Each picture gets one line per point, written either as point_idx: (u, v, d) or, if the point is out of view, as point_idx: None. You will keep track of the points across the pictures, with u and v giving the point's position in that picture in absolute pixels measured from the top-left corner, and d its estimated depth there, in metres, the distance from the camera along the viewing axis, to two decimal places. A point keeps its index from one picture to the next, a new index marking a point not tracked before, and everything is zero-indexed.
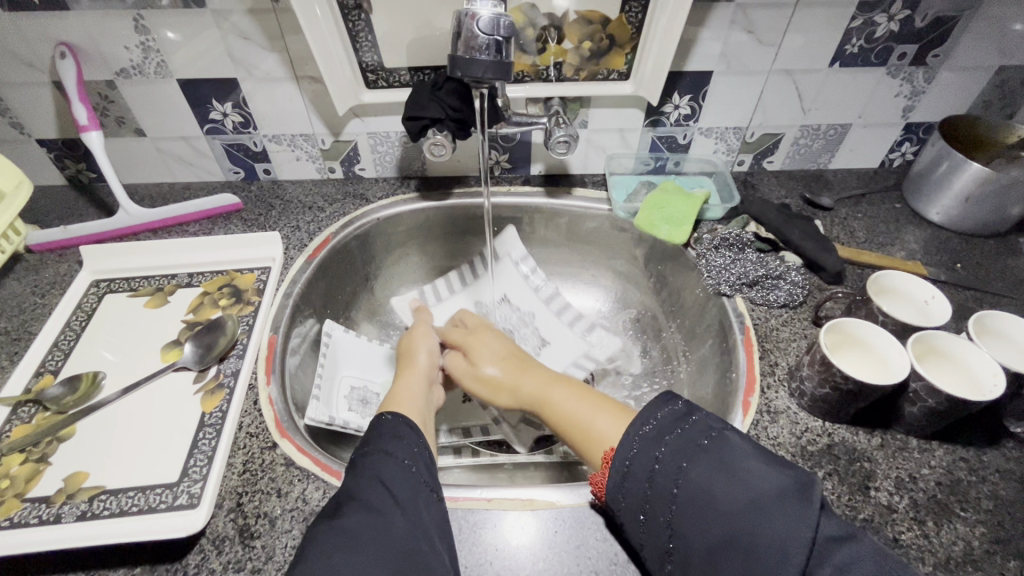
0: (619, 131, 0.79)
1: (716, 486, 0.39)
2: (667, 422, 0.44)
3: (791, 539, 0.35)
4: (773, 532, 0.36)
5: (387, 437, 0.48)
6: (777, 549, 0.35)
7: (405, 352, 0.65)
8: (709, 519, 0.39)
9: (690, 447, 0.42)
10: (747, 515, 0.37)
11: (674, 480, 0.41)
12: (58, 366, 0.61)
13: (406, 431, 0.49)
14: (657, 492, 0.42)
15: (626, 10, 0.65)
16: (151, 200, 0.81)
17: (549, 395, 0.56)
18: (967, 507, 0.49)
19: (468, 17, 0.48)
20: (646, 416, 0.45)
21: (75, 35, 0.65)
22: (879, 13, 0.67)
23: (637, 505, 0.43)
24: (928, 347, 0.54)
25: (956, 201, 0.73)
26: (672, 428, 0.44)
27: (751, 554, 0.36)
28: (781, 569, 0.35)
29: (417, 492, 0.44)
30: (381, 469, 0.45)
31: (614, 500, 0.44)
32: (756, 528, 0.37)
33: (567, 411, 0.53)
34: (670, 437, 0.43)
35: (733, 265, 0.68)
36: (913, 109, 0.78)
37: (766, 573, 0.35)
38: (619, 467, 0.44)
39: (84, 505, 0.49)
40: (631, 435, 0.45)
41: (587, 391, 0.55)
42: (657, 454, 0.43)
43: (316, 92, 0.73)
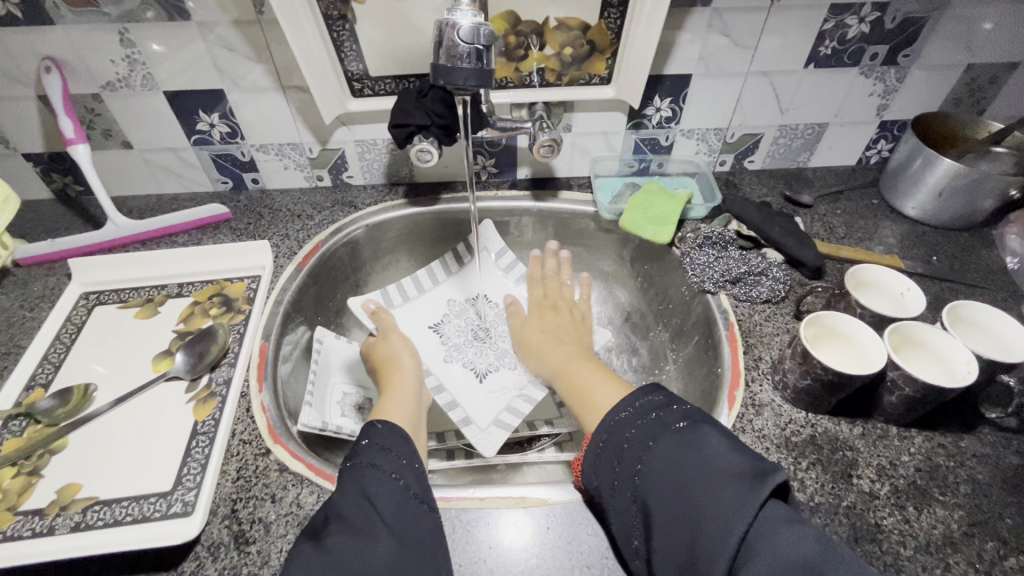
0: (603, 134, 0.81)
1: (673, 462, 0.41)
2: (644, 407, 0.47)
3: (730, 511, 0.37)
4: (717, 504, 0.37)
5: (374, 449, 0.48)
6: (718, 521, 0.37)
7: (386, 359, 0.66)
8: (665, 492, 0.41)
9: (660, 430, 0.44)
10: (696, 488, 0.39)
11: (639, 457, 0.44)
12: (49, 380, 0.61)
13: (395, 439, 0.50)
14: (624, 469, 0.45)
15: (605, 16, 0.67)
16: (140, 211, 0.81)
17: (569, 367, 0.64)
18: (946, 492, 0.51)
19: (449, 27, 0.50)
20: (626, 403, 0.48)
21: (60, 49, 0.65)
22: (850, 15, 0.69)
23: (608, 482, 0.46)
24: (904, 337, 0.56)
25: (930, 196, 0.75)
26: (646, 412, 0.46)
27: (695, 525, 0.38)
28: (718, 542, 0.36)
29: (405, 504, 0.45)
30: (367, 484, 0.45)
31: (589, 476, 0.47)
32: (703, 502, 0.38)
33: (580, 380, 0.60)
34: (642, 421, 0.46)
35: (716, 263, 0.70)
36: (887, 108, 0.80)
37: (704, 544, 0.36)
38: (596, 446, 0.47)
39: (78, 516, 0.50)
40: (609, 419, 0.48)
41: (601, 367, 0.62)
42: (628, 433, 0.46)
43: (303, 102, 0.74)
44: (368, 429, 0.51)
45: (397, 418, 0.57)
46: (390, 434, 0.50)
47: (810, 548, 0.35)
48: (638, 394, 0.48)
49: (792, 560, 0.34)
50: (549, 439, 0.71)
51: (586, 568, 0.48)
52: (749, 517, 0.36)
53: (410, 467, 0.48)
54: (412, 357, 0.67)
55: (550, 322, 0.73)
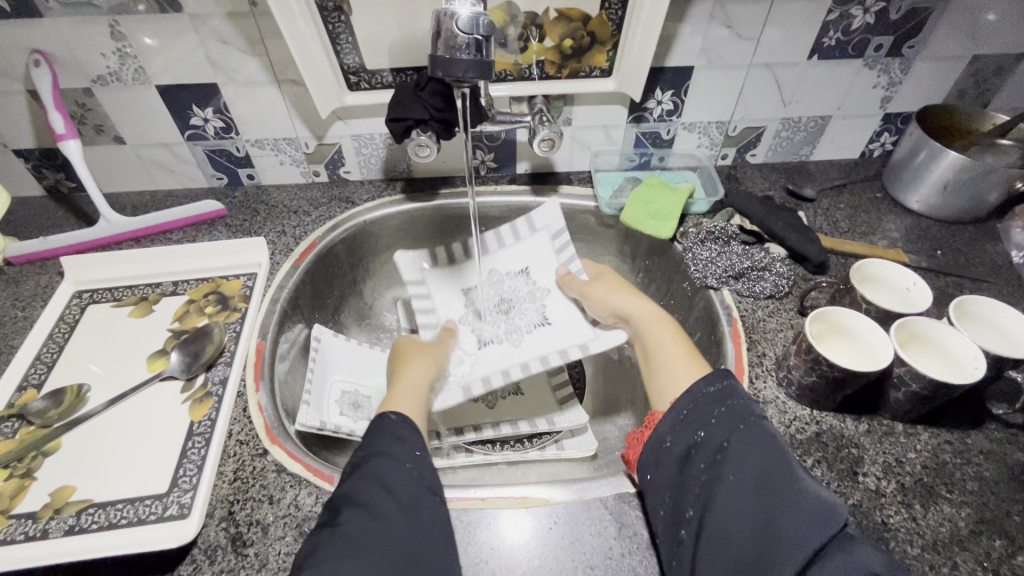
0: (603, 128, 0.80)
1: (761, 449, 0.41)
2: (732, 390, 0.47)
3: (816, 512, 0.37)
4: (804, 503, 0.37)
5: (387, 437, 0.48)
6: (801, 519, 0.37)
7: (397, 356, 0.65)
8: (751, 474, 0.40)
9: (748, 416, 0.44)
10: (790, 483, 0.39)
11: (724, 435, 0.43)
12: (42, 380, 0.60)
13: (407, 431, 0.49)
14: (705, 442, 0.44)
15: (605, 7, 0.66)
16: (133, 208, 0.80)
17: (653, 326, 0.61)
18: (953, 489, 0.50)
19: (447, 16, 0.48)
20: (715, 378, 0.48)
21: (49, 42, 0.64)
22: (854, 6, 0.67)
23: (681, 449, 0.45)
24: (911, 333, 0.55)
25: (935, 189, 0.74)
26: (738, 393, 0.46)
27: (773, 516, 0.38)
28: (798, 540, 0.36)
29: (419, 492, 0.44)
30: (380, 469, 0.45)
31: (662, 438, 0.47)
32: (786, 496, 0.38)
33: (659, 347, 0.58)
34: (731, 402, 0.45)
35: (718, 258, 0.69)
36: (891, 100, 0.79)
37: (782, 538, 0.36)
38: (676, 415, 0.47)
39: (72, 519, 0.49)
40: (694, 391, 0.48)
41: (676, 333, 0.59)
42: (714, 414, 0.45)
43: (298, 96, 0.72)
44: (379, 422, 0.50)
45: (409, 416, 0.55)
46: (402, 424, 0.50)
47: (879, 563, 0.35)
48: (727, 378, 0.48)
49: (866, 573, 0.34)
50: (549, 437, 0.69)
51: (589, 569, 0.47)
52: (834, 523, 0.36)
53: (422, 457, 0.47)
54: (421, 360, 0.64)
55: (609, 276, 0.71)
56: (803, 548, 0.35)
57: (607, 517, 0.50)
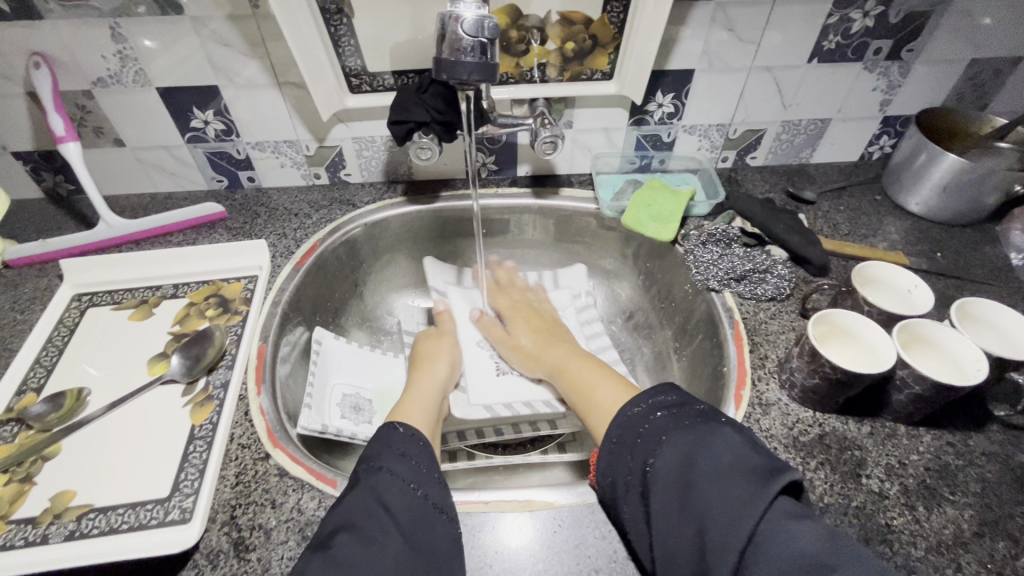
0: (604, 131, 0.80)
1: (685, 458, 0.41)
2: (659, 404, 0.47)
3: (739, 507, 0.36)
4: (726, 499, 0.37)
5: (393, 454, 0.48)
6: (726, 516, 0.36)
7: (426, 354, 0.68)
8: (678, 486, 0.40)
9: (671, 426, 0.44)
10: (709, 482, 0.38)
11: (652, 453, 0.43)
12: (41, 384, 0.60)
13: (415, 447, 0.49)
14: (636, 465, 0.44)
15: (607, 10, 0.66)
16: (133, 211, 0.80)
17: (570, 366, 0.63)
18: (955, 491, 0.50)
19: (452, 19, 0.48)
20: (640, 398, 0.48)
21: (49, 44, 0.64)
22: (854, 9, 0.68)
23: (619, 476, 0.45)
24: (913, 335, 0.55)
25: (934, 191, 0.74)
26: (658, 409, 0.46)
27: (700, 521, 0.37)
28: (724, 538, 0.35)
29: (421, 510, 0.44)
30: (380, 486, 0.45)
31: (602, 472, 0.47)
32: (709, 496, 0.38)
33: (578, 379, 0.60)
34: (655, 416, 0.46)
35: (720, 261, 0.69)
36: (890, 103, 0.79)
37: (711, 543, 0.36)
38: (609, 440, 0.47)
39: (72, 525, 0.48)
40: (624, 413, 0.48)
41: (599, 365, 0.61)
42: (641, 433, 0.45)
43: (299, 98, 0.72)
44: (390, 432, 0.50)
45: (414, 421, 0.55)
46: (410, 440, 0.50)
47: (812, 544, 0.34)
48: (654, 396, 0.48)
49: (798, 554, 0.34)
50: (551, 441, 0.70)
51: (594, 572, 0.47)
52: (759, 510, 0.36)
53: (429, 477, 0.47)
54: (446, 365, 0.67)
55: (536, 323, 0.72)
56: (732, 548, 0.35)
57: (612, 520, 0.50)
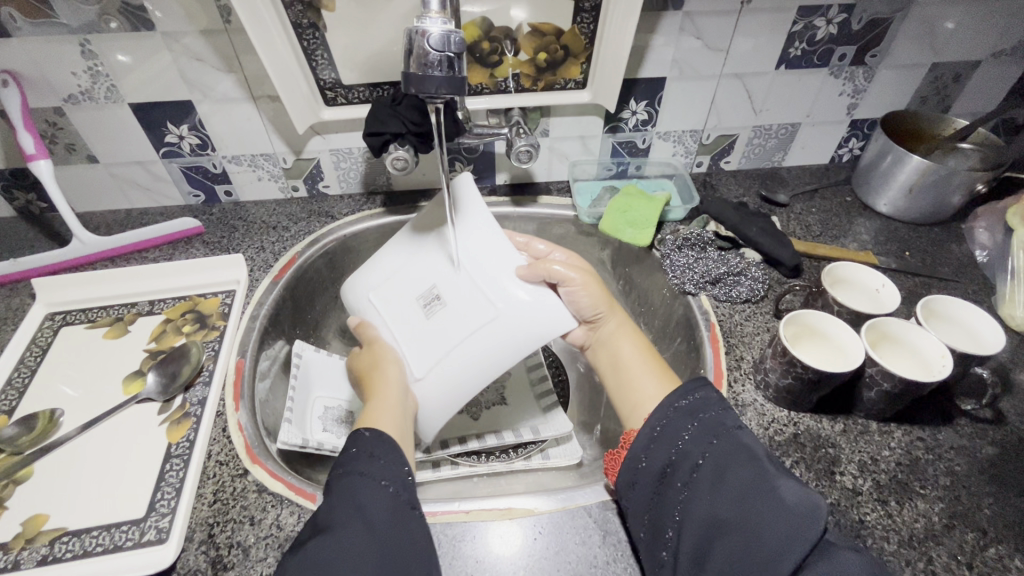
0: (580, 139, 0.81)
1: (736, 466, 0.41)
2: (706, 401, 0.46)
3: (798, 527, 0.37)
4: (783, 522, 0.37)
5: (359, 456, 0.47)
6: (783, 534, 0.37)
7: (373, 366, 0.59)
8: (727, 493, 0.40)
9: (720, 429, 0.44)
10: (761, 500, 0.39)
11: (701, 452, 0.43)
12: (13, 407, 0.59)
13: (382, 446, 0.48)
14: (681, 460, 0.44)
15: (578, 21, 0.67)
16: (108, 227, 0.79)
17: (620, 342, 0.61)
18: (926, 485, 0.52)
19: (418, 34, 0.48)
20: (686, 391, 0.47)
21: (18, 62, 0.63)
22: (818, 17, 0.70)
23: (657, 467, 0.45)
24: (881, 333, 0.57)
25: (901, 192, 0.76)
26: (707, 409, 0.46)
27: (752, 532, 0.38)
28: (781, 555, 0.36)
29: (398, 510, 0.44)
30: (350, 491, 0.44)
31: (636, 456, 0.46)
32: (764, 509, 0.38)
33: (625, 363, 0.59)
34: (704, 415, 0.45)
35: (696, 265, 0.70)
36: (857, 107, 0.82)
37: (765, 558, 0.36)
38: (650, 429, 0.46)
39: (45, 549, 0.48)
40: (669, 405, 0.47)
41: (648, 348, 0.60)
42: (687, 428, 0.45)
43: (275, 111, 0.72)
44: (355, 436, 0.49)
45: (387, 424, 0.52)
46: (377, 440, 0.48)
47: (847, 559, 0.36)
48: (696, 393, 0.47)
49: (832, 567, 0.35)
50: (535, 446, 0.68)
51: None
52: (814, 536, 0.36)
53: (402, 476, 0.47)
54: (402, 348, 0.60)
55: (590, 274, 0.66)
56: (785, 565, 0.36)
57: (591, 525, 0.51)
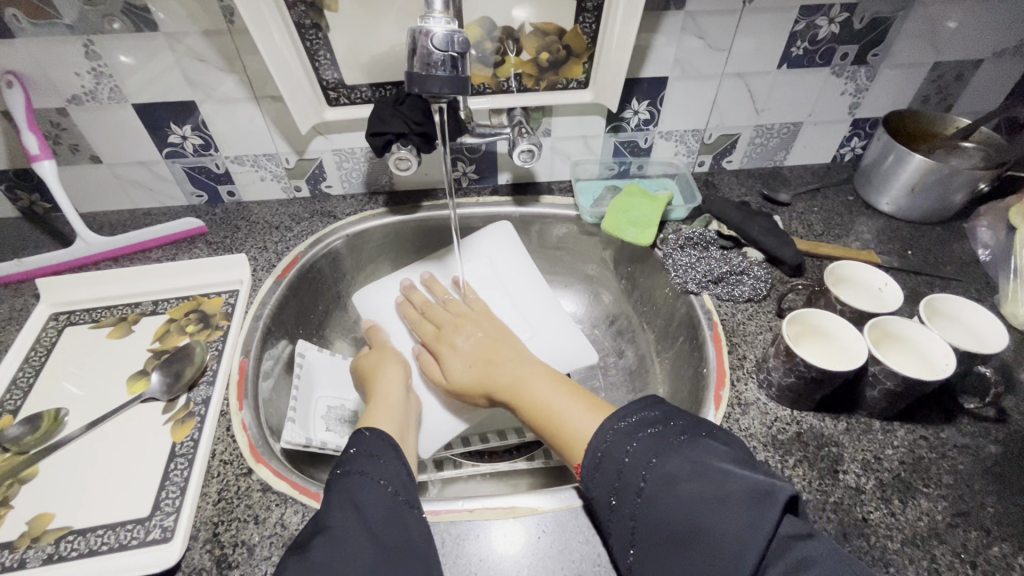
0: (583, 138, 0.81)
1: (679, 480, 0.41)
2: (646, 419, 0.46)
3: (742, 534, 0.36)
4: (729, 526, 0.37)
5: (362, 456, 0.47)
6: (732, 538, 0.36)
7: (370, 369, 0.62)
8: (675, 507, 0.40)
9: (660, 445, 0.43)
10: (705, 510, 0.38)
11: (642, 474, 0.43)
12: (18, 406, 0.59)
13: (383, 447, 0.49)
14: (626, 483, 0.43)
15: (580, 20, 0.67)
16: (111, 227, 0.79)
17: (527, 388, 0.55)
18: (930, 484, 0.52)
19: (422, 33, 0.49)
20: (620, 415, 0.47)
21: (22, 63, 0.63)
22: (820, 16, 0.70)
23: (607, 493, 0.45)
24: (884, 332, 0.57)
25: (903, 191, 0.76)
26: (643, 427, 0.45)
27: (704, 542, 0.37)
28: (730, 568, 0.35)
29: (398, 510, 0.44)
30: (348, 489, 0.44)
31: (588, 484, 0.46)
32: (710, 522, 0.38)
33: (545, 402, 0.53)
34: (639, 435, 0.45)
35: (698, 264, 0.70)
36: (859, 106, 0.82)
37: (721, 563, 0.36)
38: (592, 457, 0.46)
39: (50, 548, 0.48)
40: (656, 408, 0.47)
41: (570, 385, 0.55)
42: (628, 450, 0.44)
43: (278, 112, 0.72)
44: (357, 436, 0.50)
45: (383, 423, 0.54)
46: (377, 441, 0.49)
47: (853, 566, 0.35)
48: None
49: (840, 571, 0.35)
50: (538, 446, 0.70)
51: None
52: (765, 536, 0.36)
53: (403, 476, 0.47)
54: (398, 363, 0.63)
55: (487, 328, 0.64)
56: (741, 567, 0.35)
57: (595, 524, 0.51)
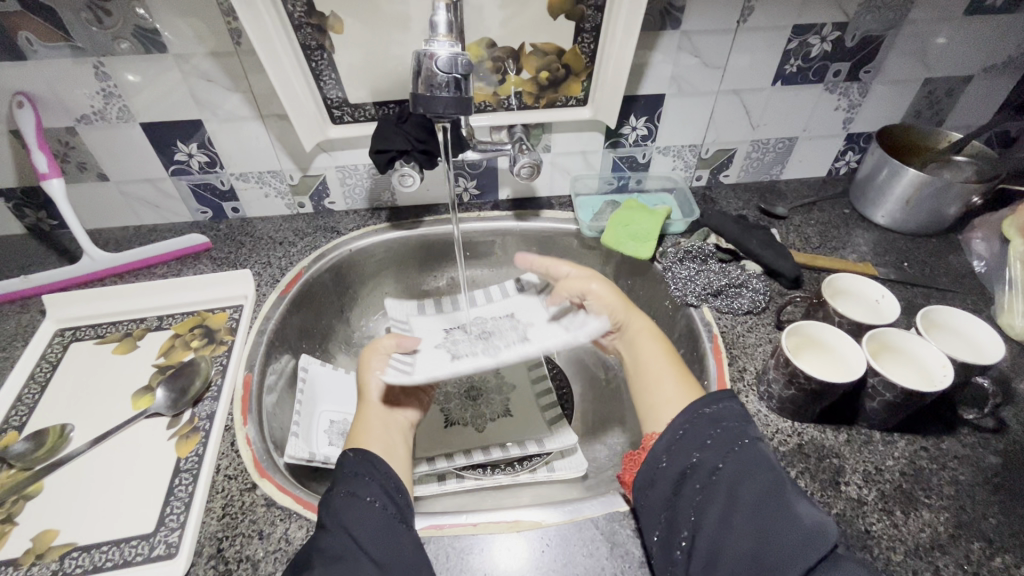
0: (582, 154, 0.82)
1: (754, 474, 0.42)
2: (727, 411, 0.47)
3: (812, 538, 0.38)
4: (800, 529, 0.38)
5: (347, 476, 0.48)
6: (796, 541, 0.38)
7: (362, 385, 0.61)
8: (748, 496, 0.41)
9: (740, 438, 0.44)
10: (779, 507, 0.40)
11: (722, 457, 0.44)
12: (23, 422, 0.59)
13: (366, 466, 0.49)
14: (700, 464, 0.44)
15: (579, 40, 0.69)
16: (117, 243, 0.80)
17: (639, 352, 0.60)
18: (931, 495, 0.52)
19: (427, 57, 0.50)
20: (707, 399, 0.48)
21: (33, 84, 0.65)
22: (813, 35, 0.72)
23: (677, 469, 0.45)
24: (882, 343, 0.57)
25: (899, 205, 0.78)
26: (724, 420, 0.46)
27: (769, 536, 0.38)
28: (789, 562, 0.37)
29: (390, 525, 0.45)
30: (345, 513, 0.44)
31: (656, 456, 0.46)
32: (781, 514, 0.39)
33: (646, 367, 0.57)
34: (727, 423, 0.46)
35: (698, 276, 0.71)
36: (853, 121, 0.83)
37: (784, 559, 0.37)
38: (675, 431, 0.46)
39: (55, 565, 0.48)
40: (689, 412, 0.47)
41: (669, 356, 0.58)
42: (711, 434, 0.45)
43: (283, 130, 0.74)
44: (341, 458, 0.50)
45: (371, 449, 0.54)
46: (362, 462, 0.49)
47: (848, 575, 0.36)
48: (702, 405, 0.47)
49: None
50: (540, 459, 0.69)
51: None
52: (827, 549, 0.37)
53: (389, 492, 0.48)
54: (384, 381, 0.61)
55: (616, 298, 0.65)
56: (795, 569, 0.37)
57: (598, 537, 0.51)
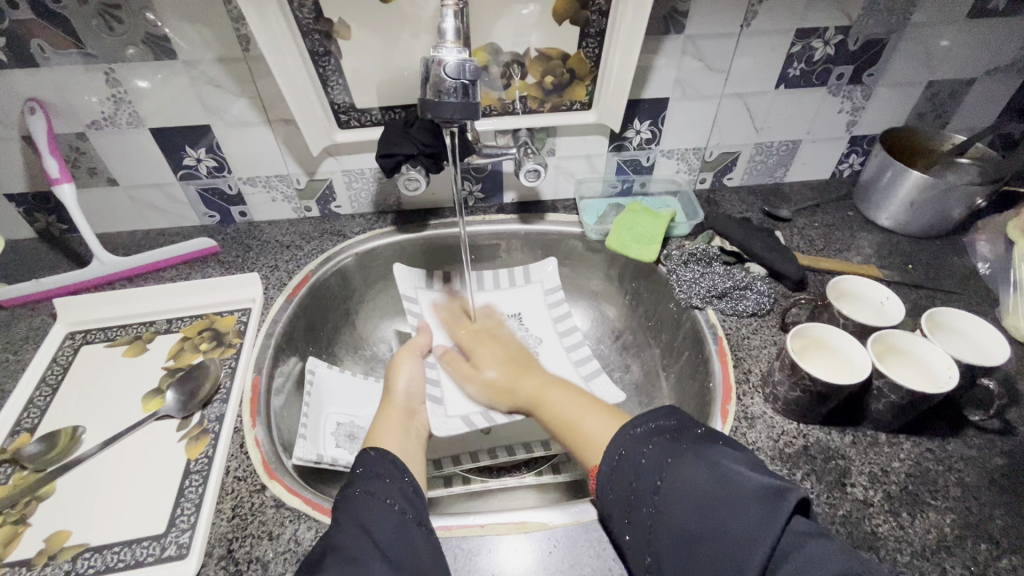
0: (586, 157, 0.83)
1: (691, 480, 0.41)
2: (665, 425, 0.47)
3: (753, 530, 0.37)
4: (742, 525, 0.37)
5: (367, 475, 0.49)
6: (741, 538, 0.37)
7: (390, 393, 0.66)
8: (688, 507, 0.40)
9: (675, 447, 0.44)
10: (718, 509, 0.39)
11: (658, 474, 0.43)
12: (35, 424, 0.60)
13: (388, 467, 0.50)
14: (642, 484, 0.44)
15: (583, 45, 0.69)
16: (126, 247, 0.81)
17: (544, 396, 0.63)
18: (937, 496, 0.52)
19: (435, 63, 0.51)
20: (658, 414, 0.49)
21: (45, 90, 0.66)
22: (816, 38, 0.72)
23: (624, 495, 0.46)
24: (887, 345, 0.57)
25: (902, 207, 0.78)
26: (658, 434, 0.46)
27: (718, 542, 0.38)
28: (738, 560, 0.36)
29: (404, 526, 0.45)
30: (362, 512, 0.45)
31: (605, 491, 0.47)
32: (722, 519, 0.38)
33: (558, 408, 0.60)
34: (658, 437, 0.46)
35: (702, 278, 0.71)
36: (856, 123, 0.83)
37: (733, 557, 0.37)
38: (614, 454, 0.48)
39: (68, 565, 0.48)
40: (669, 414, 0.48)
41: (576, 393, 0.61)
42: (644, 452, 0.46)
43: (290, 134, 0.74)
44: (362, 457, 0.52)
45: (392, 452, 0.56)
46: (386, 462, 0.51)
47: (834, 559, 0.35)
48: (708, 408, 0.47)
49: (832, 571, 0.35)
50: (545, 462, 0.70)
51: None
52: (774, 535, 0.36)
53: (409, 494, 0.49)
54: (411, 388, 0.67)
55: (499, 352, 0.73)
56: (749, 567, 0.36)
57: (605, 538, 0.51)
